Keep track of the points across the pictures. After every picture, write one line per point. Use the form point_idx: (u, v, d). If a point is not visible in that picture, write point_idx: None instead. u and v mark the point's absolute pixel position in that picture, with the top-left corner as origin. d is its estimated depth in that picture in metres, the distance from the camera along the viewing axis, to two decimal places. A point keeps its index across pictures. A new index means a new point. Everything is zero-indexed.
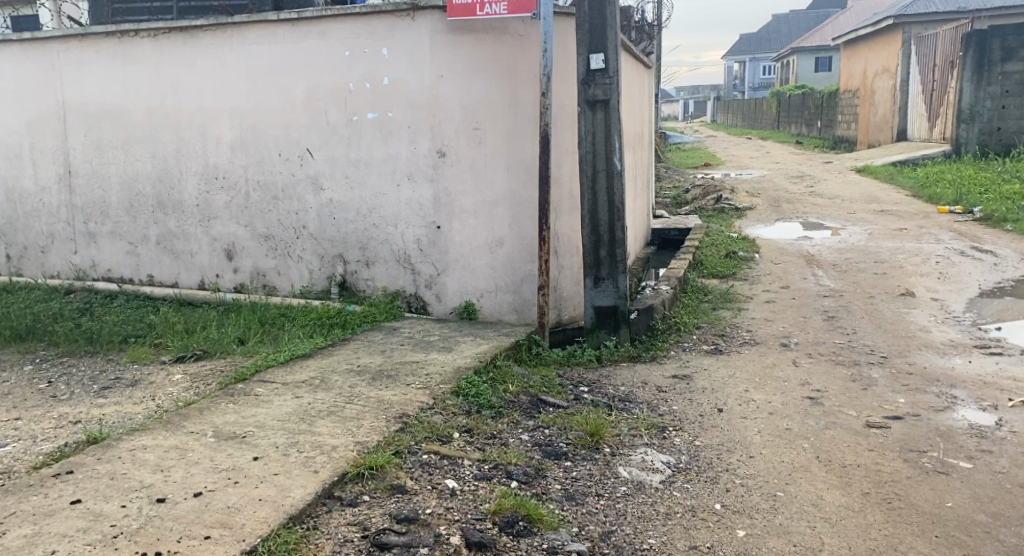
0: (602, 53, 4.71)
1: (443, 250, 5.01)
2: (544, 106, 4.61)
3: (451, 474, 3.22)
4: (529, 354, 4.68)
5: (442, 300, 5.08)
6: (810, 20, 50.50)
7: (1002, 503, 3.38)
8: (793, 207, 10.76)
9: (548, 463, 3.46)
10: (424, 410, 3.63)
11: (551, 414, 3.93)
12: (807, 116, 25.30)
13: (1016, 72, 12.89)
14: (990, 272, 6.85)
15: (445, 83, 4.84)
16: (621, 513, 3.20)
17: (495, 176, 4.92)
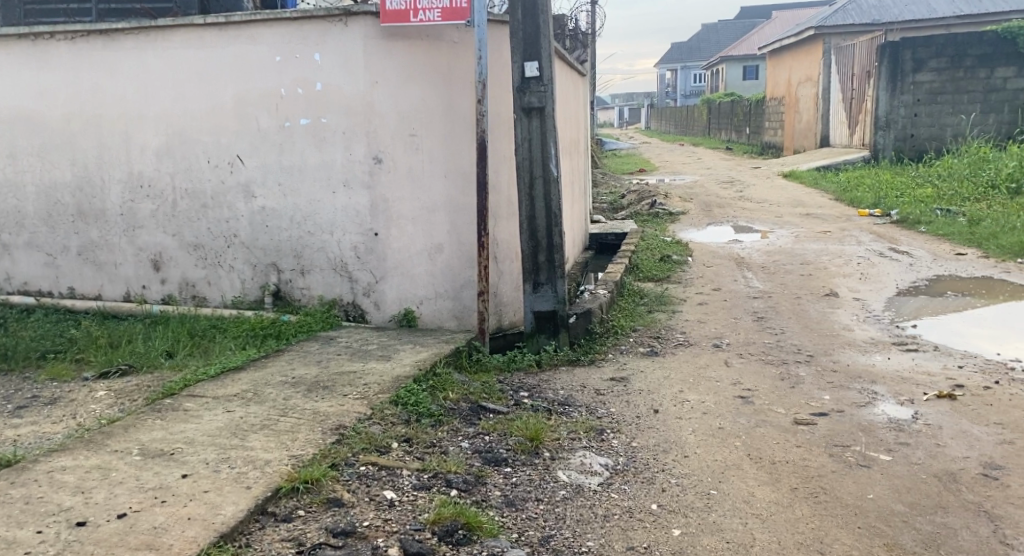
0: (536, 61, 4.80)
1: (380, 257, 5.05)
2: (480, 113, 4.71)
3: (389, 484, 3.29)
4: (468, 360, 4.76)
5: (381, 308, 5.12)
6: (738, 28, 51.74)
7: (918, 493, 3.58)
8: (723, 211, 11.07)
9: (488, 470, 3.54)
10: (362, 420, 3.69)
11: (491, 420, 4.02)
12: (736, 122, 25.96)
13: (926, 82, 13.48)
14: (906, 272, 7.17)
15: (378, 90, 4.89)
16: (560, 517, 3.29)
17: (433, 182, 5.01)
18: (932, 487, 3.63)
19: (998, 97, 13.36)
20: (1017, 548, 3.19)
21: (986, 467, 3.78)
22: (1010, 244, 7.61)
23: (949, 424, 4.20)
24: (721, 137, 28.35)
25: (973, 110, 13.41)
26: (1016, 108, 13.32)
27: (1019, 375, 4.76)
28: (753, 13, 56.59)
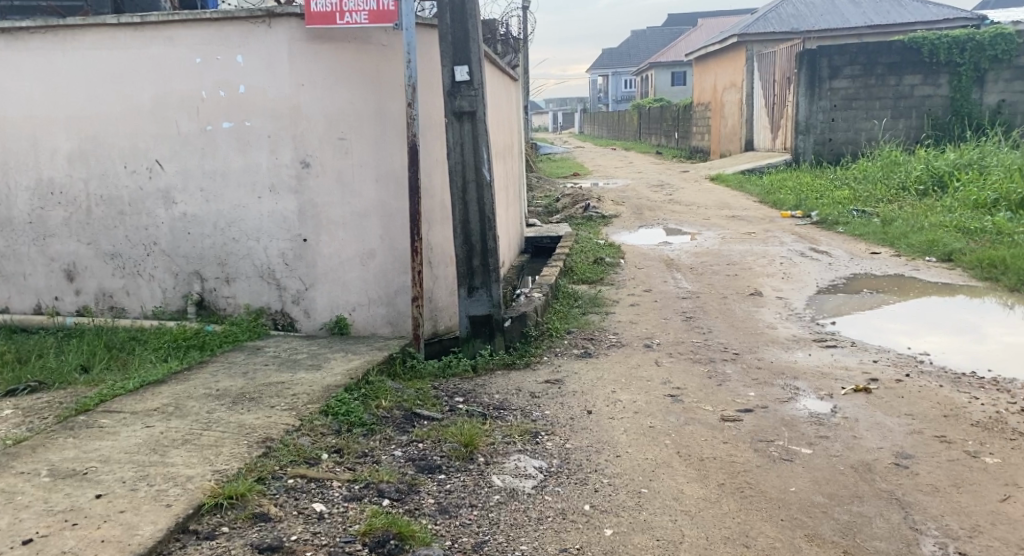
0: (466, 65, 4.84)
1: (310, 263, 5.07)
2: (411, 116, 4.72)
3: (319, 496, 3.32)
4: (403, 367, 4.77)
5: (311, 316, 5.14)
6: (667, 34, 52.64)
7: (836, 484, 3.73)
8: (654, 213, 11.29)
9: (422, 478, 3.57)
10: (290, 433, 3.70)
11: (425, 427, 4.04)
12: (665, 127, 26.43)
13: (841, 89, 13.95)
14: (825, 272, 7.43)
15: (305, 92, 4.89)
16: (493, 522, 3.34)
17: (364, 187, 5.03)
18: (849, 478, 3.78)
19: (907, 104, 13.87)
20: (927, 533, 3.36)
21: (898, 456, 3.95)
22: (920, 242, 7.96)
23: (865, 417, 4.37)
24: (651, 142, 28.82)
25: (885, 116, 13.92)
26: (923, 114, 13.88)
27: (928, 367, 5.01)
28: (682, 19, 57.64)
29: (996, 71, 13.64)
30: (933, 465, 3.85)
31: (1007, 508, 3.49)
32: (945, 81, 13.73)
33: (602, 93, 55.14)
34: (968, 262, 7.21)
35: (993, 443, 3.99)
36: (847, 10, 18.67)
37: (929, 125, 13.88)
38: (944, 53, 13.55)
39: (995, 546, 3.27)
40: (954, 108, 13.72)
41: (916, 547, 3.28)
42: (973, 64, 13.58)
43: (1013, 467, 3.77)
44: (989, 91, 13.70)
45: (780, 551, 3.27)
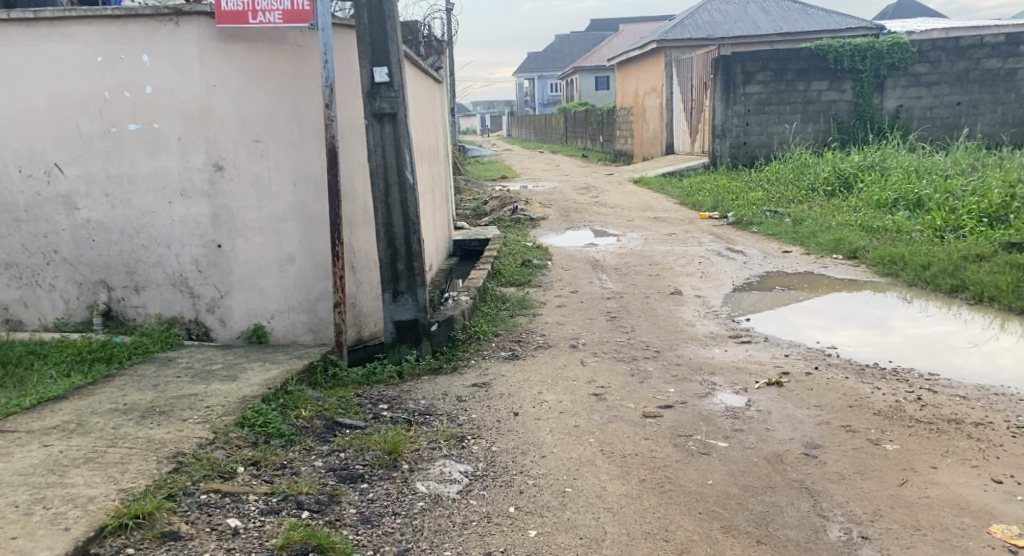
0: (386, 65, 4.86)
1: (225, 270, 5.04)
2: (329, 119, 4.76)
3: (234, 512, 3.31)
4: (325, 376, 4.78)
5: (227, 325, 5.10)
6: (591, 38, 53.30)
7: (750, 475, 3.80)
8: (580, 216, 11.44)
9: (343, 488, 3.58)
10: (203, 446, 3.67)
11: (347, 436, 4.05)
12: (590, 131, 26.76)
13: (754, 94, 14.37)
14: (741, 270, 7.66)
15: (217, 92, 4.86)
16: (418, 529, 3.37)
17: (282, 190, 5.01)
18: (763, 469, 3.85)
19: (815, 108, 14.43)
20: (833, 519, 3.46)
21: (807, 446, 4.06)
22: (828, 241, 8.28)
23: (778, 409, 4.50)
24: (577, 145, 29.15)
25: (795, 120, 14.45)
26: (831, 118, 14.47)
27: (835, 360, 5.22)
28: (605, 25, 58.45)
29: (895, 78, 14.34)
30: (840, 454, 3.98)
31: (905, 492, 3.63)
32: (848, 87, 14.36)
33: (528, 97, 55.49)
34: (871, 259, 7.54)
35: (894, 431, 4.17)
36: (759, 18, 19.25)
37: (835, 129, 14.47)
38: (849, 59, 14.17)
39: (895, 529, 3.38)
40: (858, 112, 14.37)
41: (824, 534, 3.37)
42: (874, 71, 14.24)
43: (911, 453, 3.95)
44: (889, 97, 14.40)
45: (698, 544, 3.32)
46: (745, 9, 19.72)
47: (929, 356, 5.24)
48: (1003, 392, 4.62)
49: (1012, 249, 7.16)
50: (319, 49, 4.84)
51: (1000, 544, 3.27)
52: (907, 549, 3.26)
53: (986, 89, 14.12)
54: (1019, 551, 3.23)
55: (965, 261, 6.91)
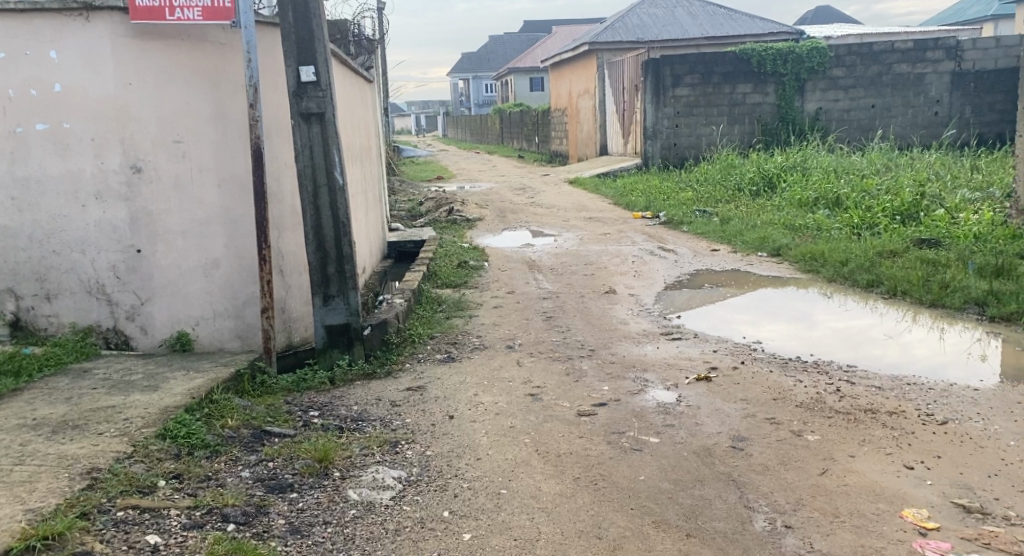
0: (313, 65, 4.85)
1: (146, 276, 4.94)
2: (254, 119, 4.71)
3: (154, 528, 3.24)
4: (252, 383, 4.73)
5: (149, 332, 5.00)
6: (526, 39, 53.57)
7: (682, 470, 3.89)
8: (516, 216, 11.52)
9: (272, 498, 3.54)
10: (120, 460, 3.59)
11: (275, 445, 4.02)
12: (526, 132, 26.91)
13: (683, 96, 14.59)
14: (671, 269, 7.83)
15: (133, 91, 4.76)
16: (349, 537, 3.35)
17: (205, 193, 4.97)
18: (692, 463, 3.95)
19: (740, 111, 14.80)
20: (758, 510, 3.56)
21: (735, 439, 4.18)
22: (753, 239, 8.51)
23: (706, 404, 4.61)
24: (513, 146, 29.28)
25: (722, 122, 14.78)
26: (755, 120, 14.88)
27: (760, 354, 5.38)
28: (538, 26, 58.79)
29: (814, 81, 14.84)
30: (765, 446, 4.10)
31: (825, 481, 3.76)
32: (772, 90, 14.78)
33: (463, 97, 55.49)
34: (793, 257, 7.78)
35: (815, 423, 4.33)
36: (686, 22, 19.61)
37: (760, 131, 14.90)
38: (770, 63, 14.59)
39: (816, 517, 3.50)
40: (781, 115, 14.81)
41: (750, 524, 3.47)
42: (794, 74, 14.70)
43: (830, 443, 4.11)
44: (809, 99, 14.91)
45: (630, 540, 3.38)
46: (672, 12, 20.05)
47: (850, 348, 5.43)
48: (916, 382, 4.83)
49: (922, 245, 7.51)
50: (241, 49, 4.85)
51: (912, 527, 3.42)
52: (828, 535, 3.38)
53: (897, 93, 14.76)
54: (929, 533, 3.38)
55: (880, 257, 7.20)
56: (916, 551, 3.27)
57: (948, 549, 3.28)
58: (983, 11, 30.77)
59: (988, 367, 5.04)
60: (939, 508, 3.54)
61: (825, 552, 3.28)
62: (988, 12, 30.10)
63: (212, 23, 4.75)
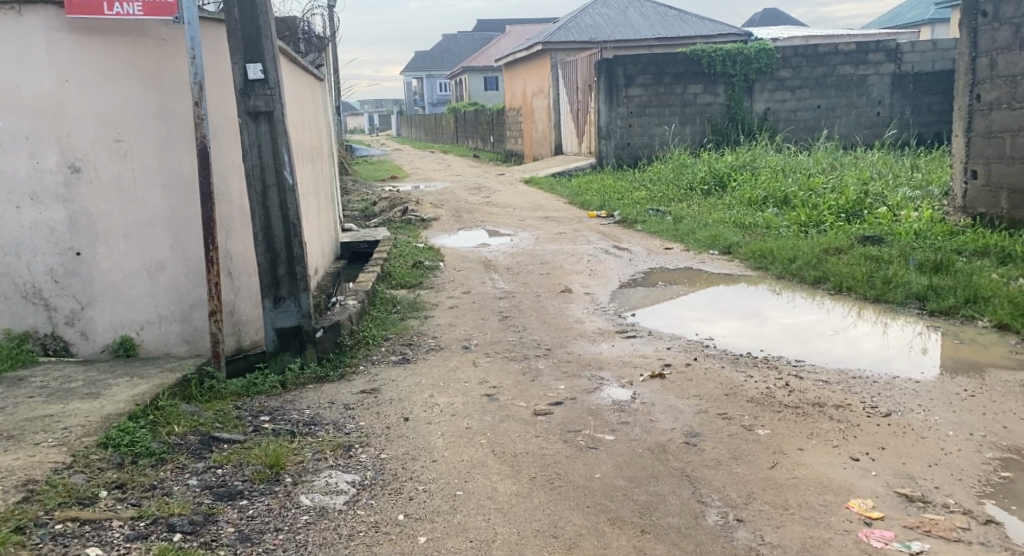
0: (260, 62, 4.82)
1: (86, 279, 4.77)
2: (200, 117, 4.67)
3: (94, 540, 3.21)
4: (200, 388, 4.68)
5: (89, 338, 4.83)
6: (480, 39, 53.60)
7: (637, 467, 3.95)
8: (472, 216, 11.53)
9: (220, 506, 3.52)
10: (59, 471, 3.54)
11: (224, 451, 3.99)
12: (481, 131, 26.94)
13: (636, 96, 14.75)
14: (626, 267, 7.91)
15: (71, 88, 4.59)
16: (302, 544, 3.34)
17: (148, 193, 4.85)
18: (647, 460, 4.01)
19: (692, 111, 14.99)
20: (711, 504, 3.63)
21: (688, 435, 4.25)
22: (704, 237, 8.64)
23: (660, 401, 4.68)
24: (468, 145, 29.30)
25: (674, 122, 14.97)
26: (706, 120, 15.07)
27: (712, 351, 5.47)
28: (492, 25, 58.84)
29: (762, 82, 15.07)
30: (717, 441, 4.18)
31: (775, 474, 3.85)
32: (721, 90, 14.99)
33: (418, 96, 55.32)
34: (743, 254, 7.92)
35: (765, 417, 4.42)
36: (638, 23, 19.78)
37: (710, 130, 15.10)
38: (720, 64, 14.75)
39: (767, 510, 3.58)
40: (730, 115, 15.02)
41: (702, 519, 3.54)
42: (743, 75, 14.89)
43: (780, 436, 4.20)
44: (757, 100, 15.13)
45: (586, 537, 3.42)
46: (624, 13, 20.22)
47: (799, 343, 5.55)
48: (861, 375, 4.96)
49: (865, 242, 7.71)
50: (186, 46, 4.76)
51: (857, 517, 3.51)
52: (777, 527, 3.46)
53: (841, 94, 15.08)
54: (874, 522, 3.48)
55: (826, 254, 7.37)
56: (861, 541, 3.37)
57: (892, 537, 3.38)
58: (922, 13, 31.62)
59: (929, 359, 5.19)
60: (883, 498, 3.65)
61: (775, 544, 3.36)
62: (927, 15, 30.92)
63: (154, 18, 4.63)
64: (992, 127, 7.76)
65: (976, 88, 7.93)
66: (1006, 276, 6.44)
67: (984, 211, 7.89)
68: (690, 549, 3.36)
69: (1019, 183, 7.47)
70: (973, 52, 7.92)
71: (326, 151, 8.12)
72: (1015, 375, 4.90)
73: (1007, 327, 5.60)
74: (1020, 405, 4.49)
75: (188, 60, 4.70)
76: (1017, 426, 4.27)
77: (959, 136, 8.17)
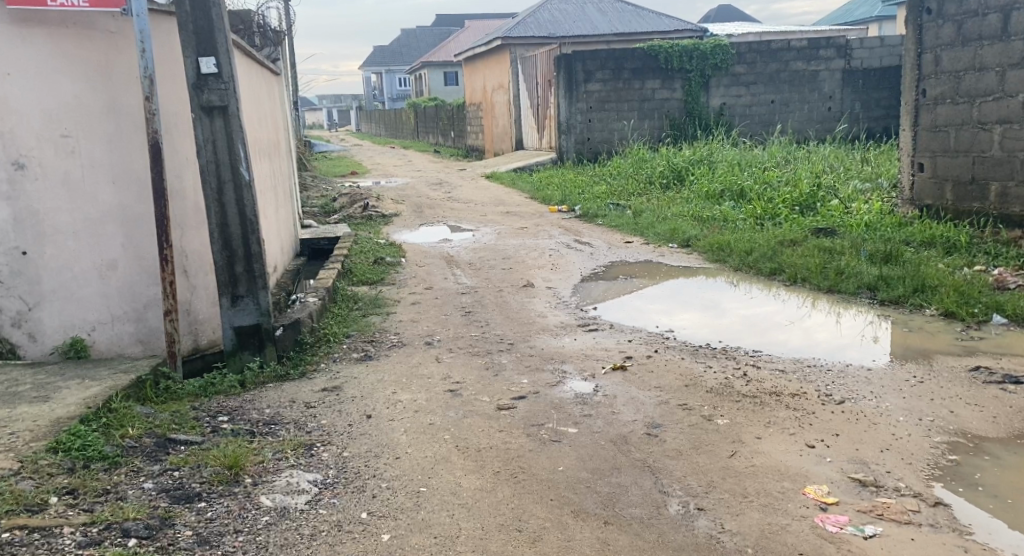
0: (213, 56, 4.77)
1: (33, 279, 4.67)
2: (150, 111, 4.61)
3: (44, 548, 3.16)
4: (156, 390, 4.63)
5: (38, 340, 4.73)
6: (438, 34, 53.44)
7: (599, 459, 3.98)
8: (434, 211, 11.49)
9: (178, 509, 3.48)
10: (6, 478, 3.49)
11: (180, 453, 3.95)
12: (441, 126, 26.87)
13: (595, 92, 14.77)
14: (587, 261, 7.95)
15: (13, 82, 4.48)
16: (262, 545, 3.32)
17: (98, 191, 4.76)
18: (609, 452, 4.05)
19: (650, 106, 15.10)
20: (672, 494, 3.68)
21: (650, 426, 4.29)
22: (664, 231, 8.72)
23: (623, 393, 4.72)
24: (428, 141, 29.24)
25: (633, 117, 15.05)
26: (664, 115, 15.19)
27: (673, 343, 5.52)
28: (450, 20, 58.65)
29: (717, 77, 15.23)
30: (677, 431, 4.22)
31: (735, 463, 3.91)
32: (679, 85, 15.13)
33: (377, 91, 54.98)
34: (702, 247, 8.00)
35: (724, 407, 4.48)
36: (595, 18, 19.86)
37: (668, 125, 15.23)
38: (677, 60, 14.90)
39: (726, 498, 3.63)
40: (687, 109, 15.16)
41: (664, 509, 3.58)
42: (699, 70, 15.06)
43: (738, 426, 4.26)
44: (713, 95, 15.29)
45: (549, 530, 3.45)
46: (582, 8, 20.30)
47: (757, 334, 5.63)
48: (815, 364, 5.05)
49: (819, 234, 7.84)
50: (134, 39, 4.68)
51: (813, 503, 3.58)
52: (737, 515, 3.51)
53: (794, 89, 15.29)
54: (829, 508, 3.55)
55: (782, 245, 7.48)
56: (817, 526, 3.43)
57: (846, 522, 3.45)
58: (868, 11, 32.29)
59: (880, 348, 5.30)
60: (838, 483, 3.72)
61: (735, 532, 3.41)
62: (874, 11, 31.58)
63: (100, 10, 4.58)
64: (937, 121, 7.93)
65: (922, 83, 8.08)
66: (952, 266, 6.61)
67: (931, 203, 8.07)
68: (653, 539, 3.40)
69: (963, 175, 7.66)
70: (918, 48, 8.06)
71: (283, 146, 8.02)
72: (961, 361, 5.04)
73: (954, 315, 5.74)
74: (967, 391, 4.61)
75: (138, 53, 4.63)
76: (964, 410, 4.39)
77: (906, 130, 8.33)
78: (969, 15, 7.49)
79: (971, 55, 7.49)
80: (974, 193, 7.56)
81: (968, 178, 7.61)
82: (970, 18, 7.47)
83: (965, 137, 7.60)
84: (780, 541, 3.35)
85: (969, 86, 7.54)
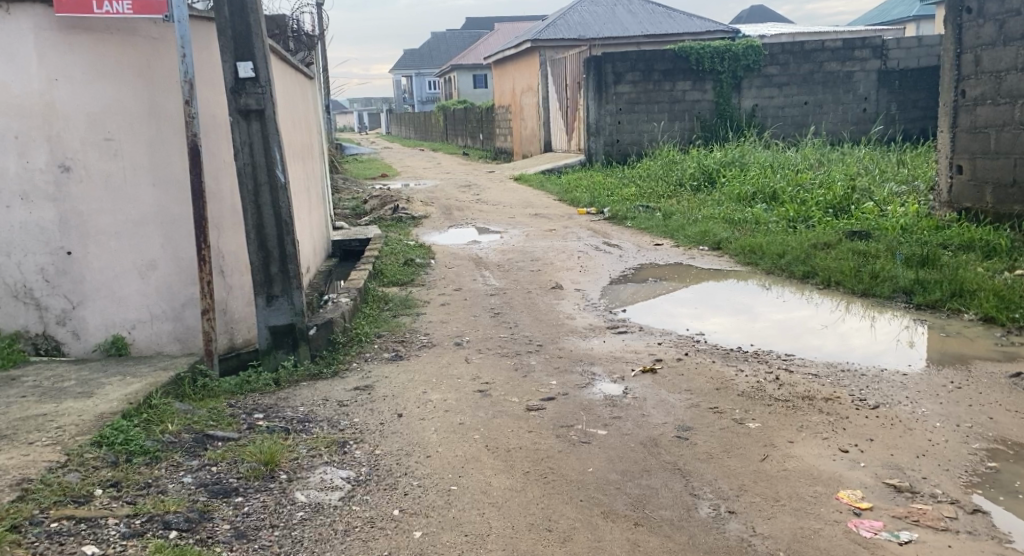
0: (250, 61, 4.83)
1: (77, 278, 4.78)
2: (190, 115, 4.67)
3: (90, 538, 3.23)
4: (193, 387, 4.70)
5: (81, 337, 4.84)
6: (468, 36, 53.63)
7: (629, 461, 3.99)
8: (462, 214, 11.54)
9: (215, 503, 3.54)
10: (53, 470, 3.57)
11: (217, 448, 4.00)
12: (471, 128, 26.98)
13: (625, 93, 14.83)
14: (617, 263, 7.97)
15: (59, 87, 4.59)
16: (297, 540, 3.37)
17: (139, 192, 4.85)
18: (639, 453, 4.06)
19: (680, 108, 15.06)
20: (702, 497, 3.68)
21: (679, 429, 4.29)
22: (694, 233, 8.71)
23: (651, 395, 4.72)
24: (457, 143, 29.38)
25: (663, 119, 15.03)
26: (694, 117, 15.15)
27: (704, 345, 5.53)
28: (480, 23, 58.83)
29: (750, 79, 15.15)
30: (707, 434, 4.22)
31: (767, 466, 3.90)
32: (709, 87, 15.06)
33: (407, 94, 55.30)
34: (732, 249, 7.98)
35: (755, 410, 4.47)
36: (625, 19, 19.87)
37: (699, 127, 15.18)
38: (708, 61, 14.87)
39: (758, 502, 3.62)
40: (718, 111, 15.11)
41: (694, 511, 3.58)
42: (731, 72, 15.00)
43: (770, 429, 4.25)
44: (745, 97, 15.21)
45: (579, 531, 3.46)
46: (612, 10, 20.32)
47: (790, 338, 5.61)
48: (849, 368, 5.03)
49: (853, 237, 7.77)
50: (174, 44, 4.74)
51: (847, 508, 3.57)
52: (768, 519, 3.51)
53: (829, 90, 15.16)
54: (863, 513, 3.53)
55: (813, 248, 7.44)
56: (850, 531, 3.42)
57: (880, 527, 3.44)
58: (906, 10, 32.02)
59: (916, 352, 5.26)
60: (872, 488, 3.70)
61: (766, 536, 3.41)
62: (911, 11, 31.26)
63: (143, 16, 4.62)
64: (976, 122, 7.85)
65: (961, 83, 8.01)
66: (991, 270, 6.53)
67: (970, 206, 7.99)
68: (683, 540, 3.41)
69: (1003, 178, 7.56)
70: (958, 48, 8.00)
71: (316, 148, 8.12)
72: (1000, 367, 4.98)
73: (993, 320, 5.68)
74: (1006, 397, 4.56)
75: (177, 57, 4.69)
76: (1003, 417, 4.34)
77: (944, 131, 8.26)
78: (1010, 15, 7.40)
79: (1014, 55, 7.40)
80: (1014, 196, 7.46)
81: (1008, 181, 7.51)
82: (1012, 17, 7.38)
83: (1005, 139, 7.51)
84: (813, 545, 3.35)
85: (1011, 86, 7.45)
